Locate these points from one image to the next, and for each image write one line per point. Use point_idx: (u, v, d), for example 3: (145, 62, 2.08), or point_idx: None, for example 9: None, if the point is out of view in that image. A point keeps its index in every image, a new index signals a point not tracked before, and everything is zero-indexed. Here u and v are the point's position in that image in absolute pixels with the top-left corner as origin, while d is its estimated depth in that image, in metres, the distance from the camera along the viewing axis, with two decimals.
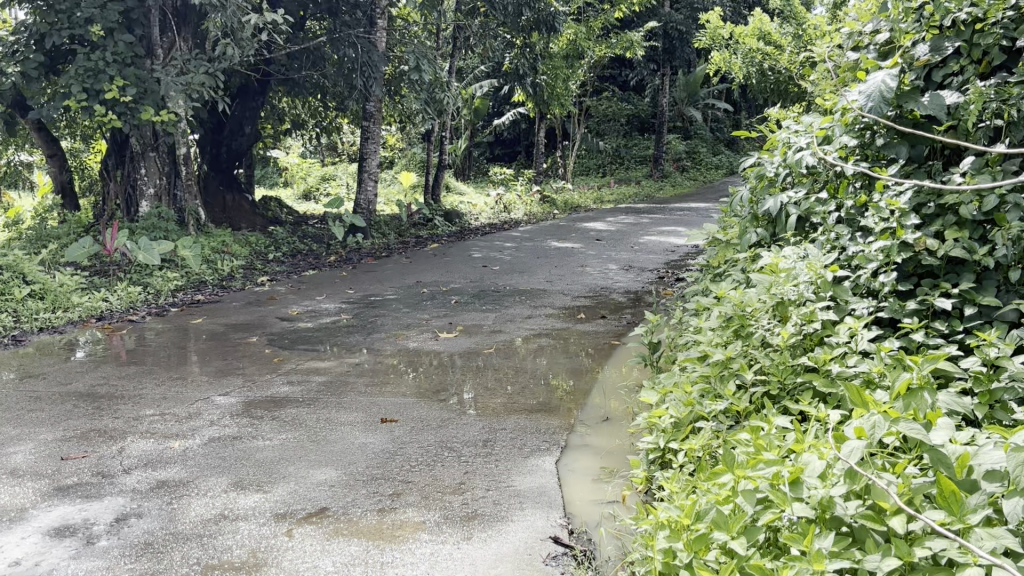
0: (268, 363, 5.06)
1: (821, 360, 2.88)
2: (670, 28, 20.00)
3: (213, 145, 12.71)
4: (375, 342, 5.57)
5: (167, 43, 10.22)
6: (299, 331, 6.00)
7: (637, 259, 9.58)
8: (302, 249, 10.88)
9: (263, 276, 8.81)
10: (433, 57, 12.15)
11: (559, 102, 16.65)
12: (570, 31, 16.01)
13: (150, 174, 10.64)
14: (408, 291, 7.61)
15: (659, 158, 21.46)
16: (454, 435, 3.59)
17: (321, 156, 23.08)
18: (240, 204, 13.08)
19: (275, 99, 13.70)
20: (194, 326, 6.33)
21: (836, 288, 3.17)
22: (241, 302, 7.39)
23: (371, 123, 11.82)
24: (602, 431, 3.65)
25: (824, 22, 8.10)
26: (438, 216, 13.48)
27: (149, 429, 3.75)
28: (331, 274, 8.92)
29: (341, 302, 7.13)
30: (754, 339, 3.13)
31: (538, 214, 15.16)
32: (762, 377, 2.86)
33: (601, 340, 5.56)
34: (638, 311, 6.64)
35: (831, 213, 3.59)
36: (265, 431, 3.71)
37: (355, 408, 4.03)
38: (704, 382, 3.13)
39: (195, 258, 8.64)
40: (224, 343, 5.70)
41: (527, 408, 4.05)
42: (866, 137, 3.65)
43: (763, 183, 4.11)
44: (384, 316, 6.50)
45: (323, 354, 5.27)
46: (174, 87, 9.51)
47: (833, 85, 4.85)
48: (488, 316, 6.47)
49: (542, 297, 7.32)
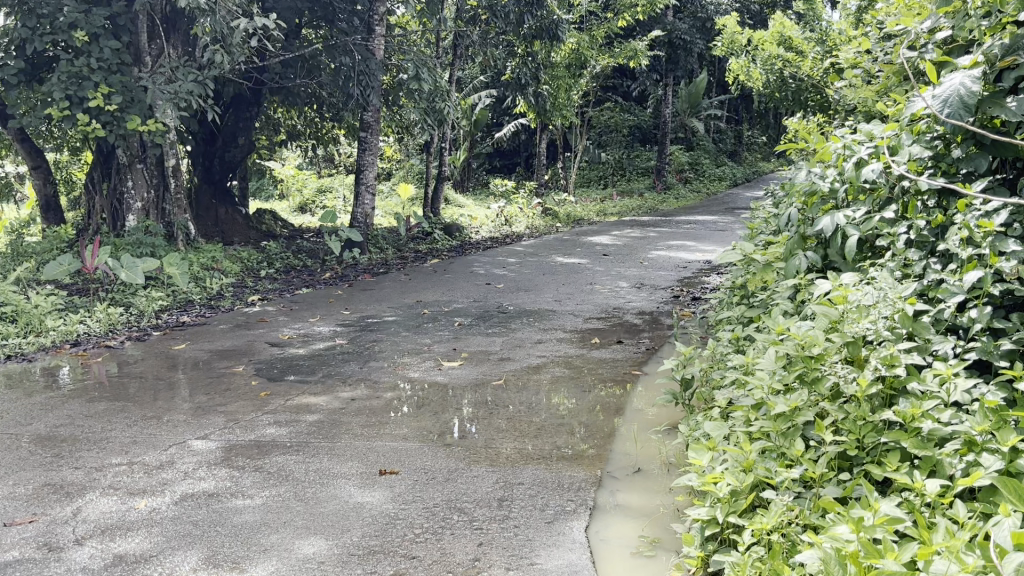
0: (254, 398, 4.57)
1: (909, 417, 2.40)
2: (674, 37, 19.67)
3: (205, 156, 12.27)
4: (373, 372, 5.08)
5: (155, 50, 9.76)
6: (289, 358, 5.51)
7: (648, 275, 9.12)
8: (296, 265, 10.40)
9: (254, 295, 8.33)
10: (434, 66, 11.68)
11: (561, 113, 16.21)
12: (573, 39, 15.59)
13: (138, 187, 10.16)
14: (408, 312, 7.12)
15: (661, 169, 21.00)
16: (463, 492, 3.11)
17: (317, 168, 22.69)
18: (233, 217, 12.64)
19: (269, 109, 13.29)
20: (176, 353, 5.84)
21: (915, 324, 2.72)
22: (229, 324, 6.91)
23: (369, 134, 11.36)
24: (636, 488, 3.19)
25: (849, 27, 7.64)
26: (438, 229, 13.02)
27: (112, 483, 3.25)
28: (325, 293, 8.44)
29: (336, 325, 6.64)
30: (823, 387, 2.66)
31: (541, 228, 14.69)
32: (841, 438, 2.40)
33: (621, 370, 5.07)
34: (657, 335, 6.16)
35: (900, 235, 3.16)
36: (248, 487, 3.23)
37: (349, 457, 3.54)
38: (764, 437, 2.67)
39: (182, 276, 8.17)
40: (208, 373, 5.21)
41: (543, 454, 3.57)
42: (939, 148, 3.22)
43: (815, 201, 3.68)
44: (382, 341, 6.01)
45: (316, 387, 4.78)
46: (161, 95, 9.03)
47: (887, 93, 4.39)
48: (495, 341, 5.98)
49: (551, 319, 6.82)
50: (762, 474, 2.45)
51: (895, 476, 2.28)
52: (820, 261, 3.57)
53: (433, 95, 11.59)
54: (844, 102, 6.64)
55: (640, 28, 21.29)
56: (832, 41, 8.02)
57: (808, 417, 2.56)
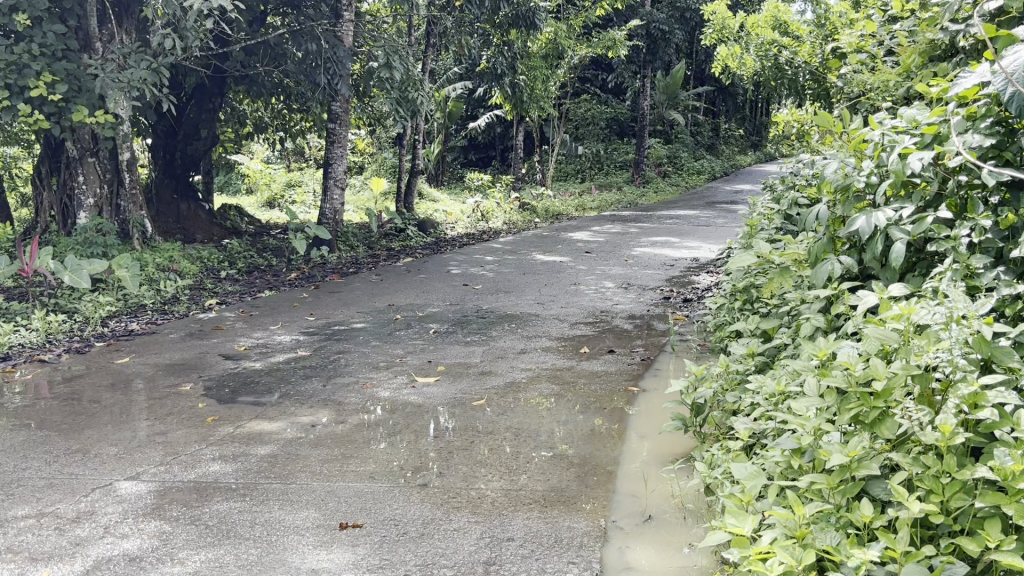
0: (200, 425, 3.98)
1: (1012, 474, 1.87)
2: (652, 28, 19.07)
3: (166, 150, 11.68)
4: (338, 391, 4.51)
5: (106, 36, 9.12)
6: (244, 374, 4.92)
7: (635, 274, 8.61)
8: (260, 265, 9.80)
9: (212, 299, 7.72)
10: (405, 54, 11.06)
11: (538, 104, 15.67)
12: (551, 28, 15.01)
13: (89, 182, 9.46)
14: (379, 318, 6.55)
15: (639, 162, 20.53)
16: (443, 553, 2.58)
17: (287, 161, 22.00)
18: (196, 213, 11.99)
19: (233, 100, 12.65)
20: (119, 367, 5.23)
21: (995, 348, 2.17)
22: (181, 333, 6.30)
23: (337, 126, 10.77)
24: (652, 543, 2.67)
25: (848, 9, 7.12)
26: (411, 225, 12.45)
27: (11, 547, 2.67)
28: (290, 295, 7.85)
29: (298, 334, 6.05)
30: (889, 432, 2.12)
31: (518, 223, 14.14)
32: (927, 507, 1.87)
33: (616, 387, 4.53)
34: (652, 342, 5.65)
35: (963, 237, 2.64)
36: (178, 548, 2.66)
37: (305, 505, 2.99)
38: (815, 495, 2.15)
39: (133, 279, 7.54)
40: (152, 392, 4.62)
41: (536, 499, 3.03)
42: (1002, 134, 2.69)
43: (849, 199, 3.15)
44: (349, 353, 5.44)
45: (272, 410, 4.21)
46: (108, 83, 8.35)
47: (933, 77, 3.89)
48: (474, 352, 5.43)
49: (535, 324, 6.27)
50: (822, 548, 1.95)
51: (1002, 558, 1.76)
52: (856, 267, 3.05)
53: (404, 85, 11.00)
54: (853, 90, 6.11)
55: (617, 18, 20.78)
56: (832, 23, 7.45)
57: (875, 471, 2.04)
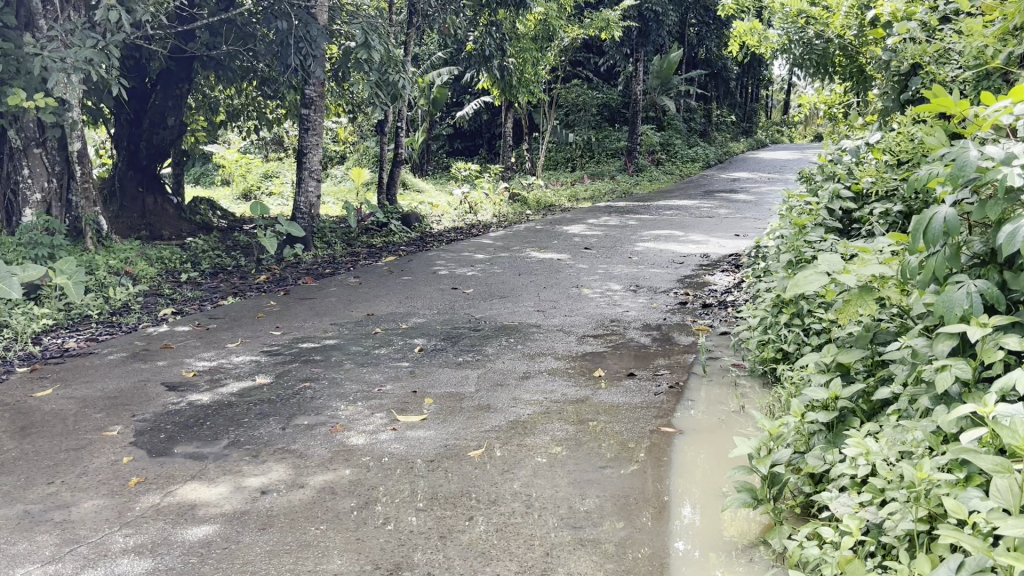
0: (118, 492, 3.09)
1: None
2: (644, 9, 17.90)
3: (129, 139, 10.68)
4: (300, 437, 3.61)
5: (51, 12, 8.04)
6: (187, 412, 4.02)
7: (642, 274, 7.75)
8: (226, 265, 8.90)
9: (167, 307, 6.80)
10: (384, 31, 10.02)
11: (528, 89, 14.67)
12: (541, 8, 14.04)
13: (35, 175, 8.44)
14: (355, 333, 5.66)
15: (632, 150, 19.61)
16: None
17: (265, 151, 21.00)
18: (163, 207, 11.03)
19: (202, 86, 11.66)
20: (38, 402, 4.31)
21: None
22: (125, 352, 5.39)
23: (312, 113, 9.75)
24: None
25: None
26: (394, 219, 11.53)
27: None
28: (257, 302, 6.94)
29: (259, 355, 5.14)
30: None
31: (509, 216, 13.24)
32: None
33: (645, 428, 3.66)
34: (675, 361, 4.77)
35: None
36: None
37: None
38: None
39: (76, 286, 6.59)
40: (67, 439, 3.71)
41: None
42: None
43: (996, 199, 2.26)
44: (318, 380, 4.54)
45: (214, 466, 3.31)
46: (49, 63, 7.29)
47: None
48: (467, 377, 4.53)
49: (537, 339, 5.38)
50: None
51: None
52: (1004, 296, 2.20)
53: (384, 66, 10.02)
54: (905, 63, 5.24)
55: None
56: None
57: None
